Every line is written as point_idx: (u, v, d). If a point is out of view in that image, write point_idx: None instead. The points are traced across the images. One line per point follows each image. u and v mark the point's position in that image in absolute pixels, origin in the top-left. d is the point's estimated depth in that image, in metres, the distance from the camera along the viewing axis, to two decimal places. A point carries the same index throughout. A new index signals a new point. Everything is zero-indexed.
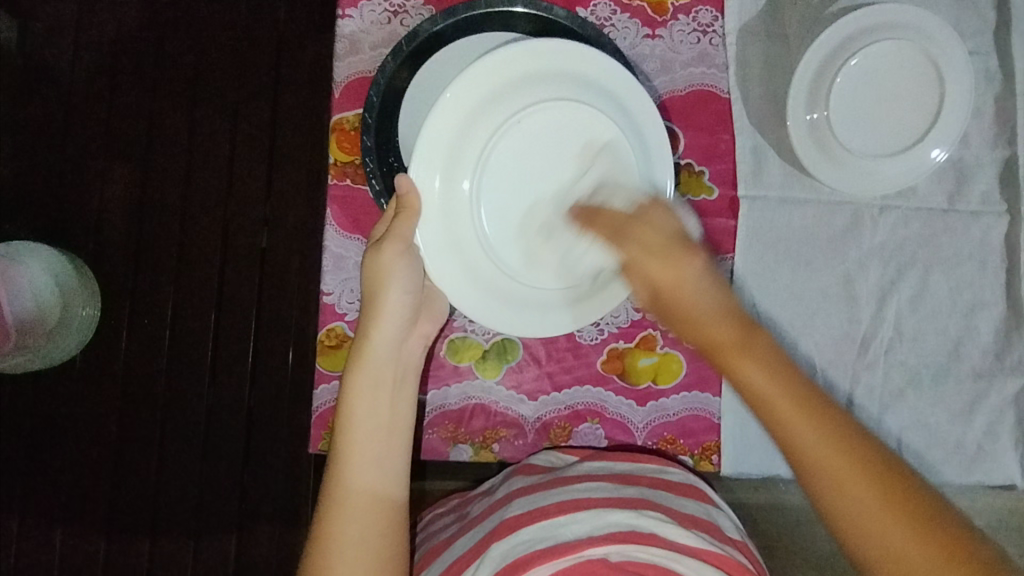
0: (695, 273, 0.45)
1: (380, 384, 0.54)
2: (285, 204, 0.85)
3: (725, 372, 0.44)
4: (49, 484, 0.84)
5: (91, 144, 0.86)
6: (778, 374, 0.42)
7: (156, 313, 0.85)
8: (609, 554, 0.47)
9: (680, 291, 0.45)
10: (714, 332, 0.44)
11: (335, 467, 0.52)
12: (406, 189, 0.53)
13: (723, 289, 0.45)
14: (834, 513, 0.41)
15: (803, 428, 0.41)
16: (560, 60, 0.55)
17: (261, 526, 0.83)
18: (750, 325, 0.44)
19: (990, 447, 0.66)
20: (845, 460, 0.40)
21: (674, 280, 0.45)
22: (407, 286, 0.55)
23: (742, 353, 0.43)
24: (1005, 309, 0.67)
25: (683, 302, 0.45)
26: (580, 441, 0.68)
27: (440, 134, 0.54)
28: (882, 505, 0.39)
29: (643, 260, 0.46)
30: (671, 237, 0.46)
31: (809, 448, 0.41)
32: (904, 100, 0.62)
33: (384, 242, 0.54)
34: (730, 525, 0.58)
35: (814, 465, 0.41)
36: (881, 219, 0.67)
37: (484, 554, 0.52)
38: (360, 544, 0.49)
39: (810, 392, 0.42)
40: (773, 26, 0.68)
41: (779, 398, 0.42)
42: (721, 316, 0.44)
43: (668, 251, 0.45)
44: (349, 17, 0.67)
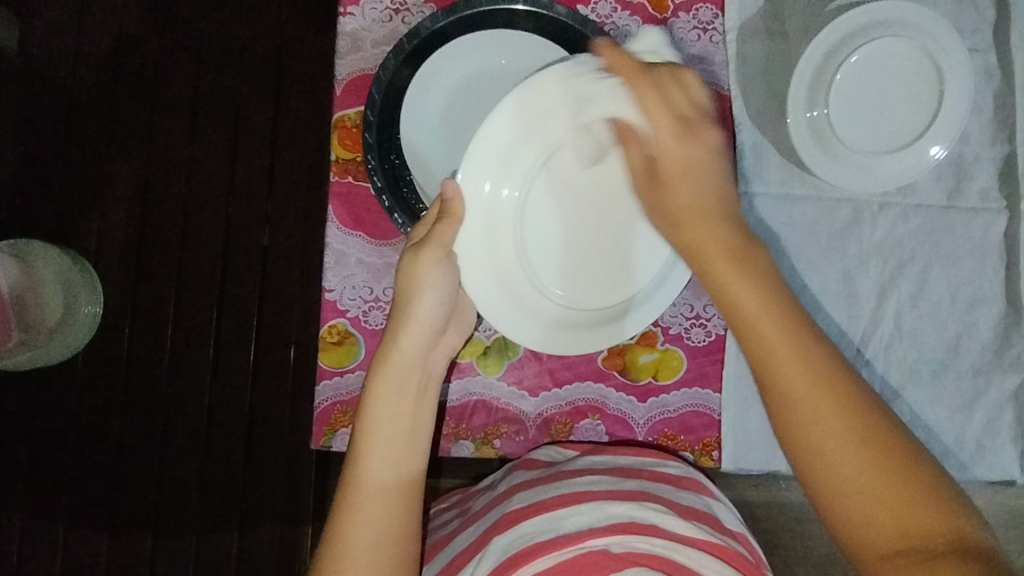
0: (709, 156, 0.50)
1: (402, 391, 0.54)
2: (286, 203, 0.86)
3: (705, 264, 0.49)
4: (50, 480, 0.84)
5: (93, 143, 0.87)
6: (758, 289, 0.47)
7: (158, 310, 0.85)
8: (610, 545, 0.47)
9: (688, 167, 0.50)
10: (704, 221, 0.50)
11: (353, 467, 0.53)
12: (452, 194, 0.51)
13: (723, 192, 0.51)
14: (802, 430, 0.44)
15: (788, 356, 0.45)
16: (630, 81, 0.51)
17: (263, 523, 0.83)
18: (748, 250, 0.48)
19: (989, 442, 0.66)
20: (819, 391, 0.44)
21: (683, 160, 0.50)
22: (441, 295, 0.55)
23: (728, 256, 0.48)
24: (1004, 305, 0.67)
25: (679, 185, 0.50)
26: (581, 437, 0.69)
27: (491, 144, 0.51)
28: (841, 425, 0.43)
29: (663, 144, 0.50)
30: (701, 117, 0.51)
31: (790, 377, 0.45)
32: (903, 98, 0.62)
33: (421, 249, 0.53)
34: (730, 517, 0.58)
35: (788, 382, 0.45)
36: (881, 215, 0.67)
37: (485, 546, 0.52)
38: (373, 547, 0.50)
39: (790, 320, 0.46)
40: (773, 23, 0.68)
41: (762, 302, 0.46)
42: (711, 223, 0.50)
43: (700, 129, 0.50)
44: (350, 15, 0.68)
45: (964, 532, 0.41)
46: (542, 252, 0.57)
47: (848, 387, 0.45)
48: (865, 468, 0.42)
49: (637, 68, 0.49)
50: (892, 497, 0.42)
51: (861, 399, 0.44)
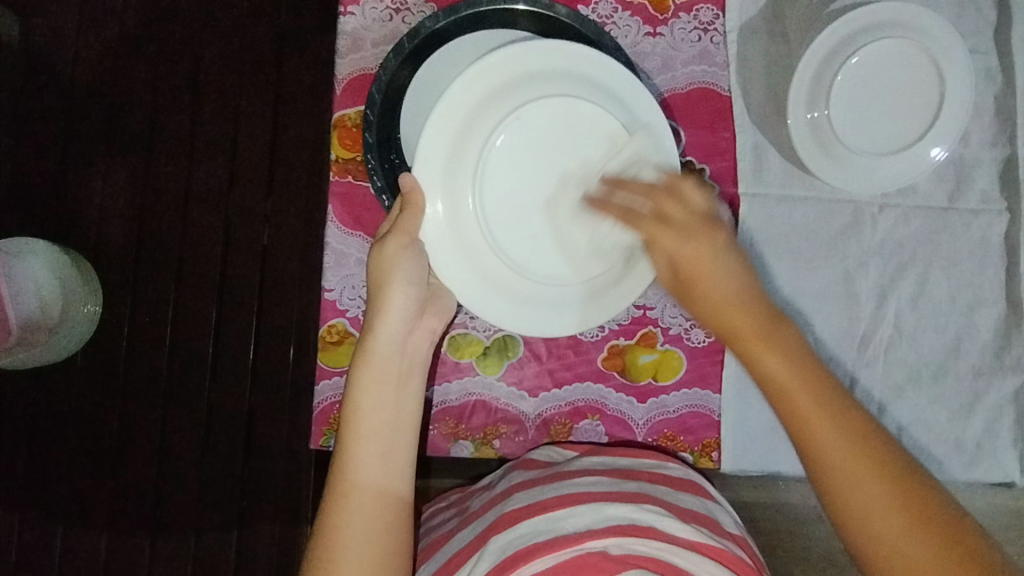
0: (715, 254, 0.50)
1: (385, 380, 0.54)
2: (285, 200, 0.86)
3: (745, 355, 0.49)
4: (50, 479, 0.84)
5: (94, 143, 0.87)
6: (796, 356, 0.48)
7: (158, 309, 0.85)
8: (608, 547, 0.47)
9: (702, 269, 0.50)
10: (738, 313, 0.49)
11: (341, 460, 0.52)
12: (410, 187, 0.54)
13: (743, 279, 0.50)
14: (848, 517, 0.45)
15: (821, 412, 0.46)
16: (546, 59, 0.55)
17: (262, 522, 0.83)
18: (777, 317, 0.49)
19: (989, 444, 0.66)
20: (871, 488, 0.44)
21: (696, 261, 0.50)
22: (412, 279, 0.55)
23: (766, 342, 0.48)
24: (1004, 306, 0.67)
25: (703, 282, 0.50)
26: (581, 437, 0.69)
27: (436, 145, 0.55)
28: (890, 491, 0.44)
29: (669, 243, 0.51)
30: (700, 214, 0.52)
31: (836, 469, 0.45)
32: (904, 99, 0.62)
33: (388, 236, 0.55)
34: (729, 519, 0.58)
35: (834, 446, 0.45)
36: (881, 217, 0.67)
37: (483, 547, 0.52)
38: (363, 540, 0.49)
39: (831, 398, 0.47)
40: (774, 25, 0.68)
41: (796, 375, 0.47)
42: (741, 303, 0.49)
43: (694, 227, 0.51)
44: (350, 14, 0.68)
45: None
46: (513, 245, 0.58)
47: (902, 465, 0.45)
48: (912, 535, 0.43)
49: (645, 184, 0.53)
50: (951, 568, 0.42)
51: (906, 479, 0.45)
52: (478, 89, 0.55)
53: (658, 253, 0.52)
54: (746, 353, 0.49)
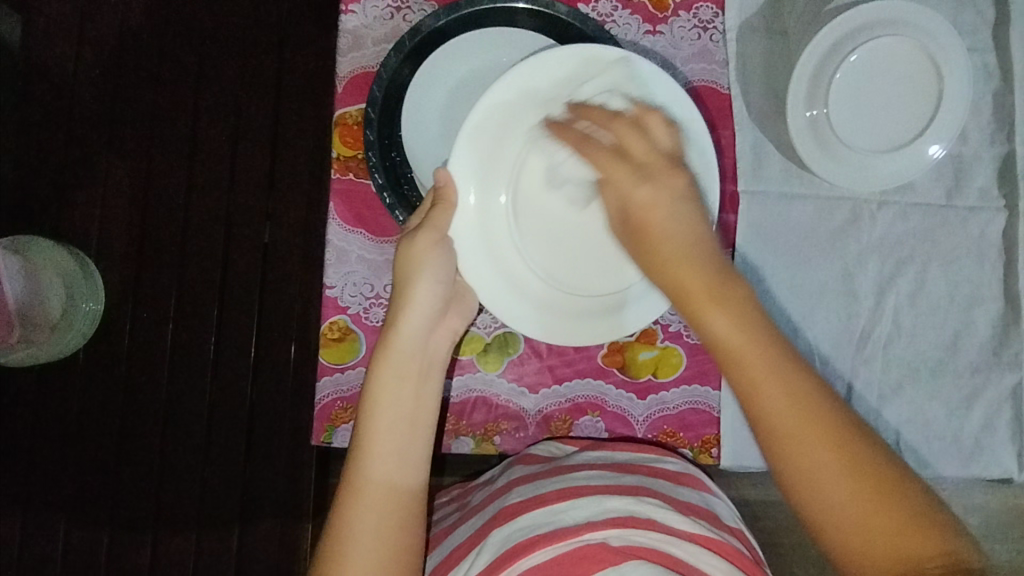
0: (673, 197, 0.49)
1: (404, 376, 0.54)
2: (287, 198, 0.86)
3: (689, 312, 0.47)
4: (51, 476, 0.84)
5: (96, 141, 0.87)
6: (745, 316, 0.45)
7: (159, 307, 0.86)
8: (608, 538, 0.47)
9: (655, 211, 0.49)
10: (685, 264, 0.47)
11: (357, 453, 0.52)
12: (445, 181, 0.55)
13: (696, 223, 0.49)
14: (797, 470, 0.43)
15: (767, 371, 0.44)
16: (596, 68, 0.55)
17: (263, 518, 0.83)
18: (728, 276, 0.46)
19: (987, 441, 0.67)
20: (814, 431, 0.43)
21: (650, 206, 0.49)
22: (438, 276, 0.56)
23: (713, 299, 0.45)
24: (1002, 303, 0.68)
25: (654, 226, 0.49)
26: (581, 433, 0.69)
27: (476, 142, 0.55)
28: (831, 454, 0.43)
29: (627, 186, 0.50)
30: (665, 154, 0.51)
31: (778, 416, 0.44)
32: (901, 97, 0.62)
33: (418, 231, 0.55)
34: (728, 513, 0.58)
35: (774, 407, 0.44)
36: (880, 214, 0.68)
37: (483, 539, 0.52)
38: (375, 533, 0.50)
39: (777, 345, 0.45)
40: (773, 23, 0.69)
41: (744, 336, 0.44)
42: (687, 254, 0.48)
43: (656, 167, 0.50)
44: (352, 13, 0.68)
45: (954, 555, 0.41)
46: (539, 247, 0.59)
47: (843, 425, 0.44)
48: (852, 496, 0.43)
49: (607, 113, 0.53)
50: (884, 526, 0.42)
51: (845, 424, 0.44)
52: (523, 90, 0.55)
53: (616, 192, 0.51)
54: (694, 302, 0.46)
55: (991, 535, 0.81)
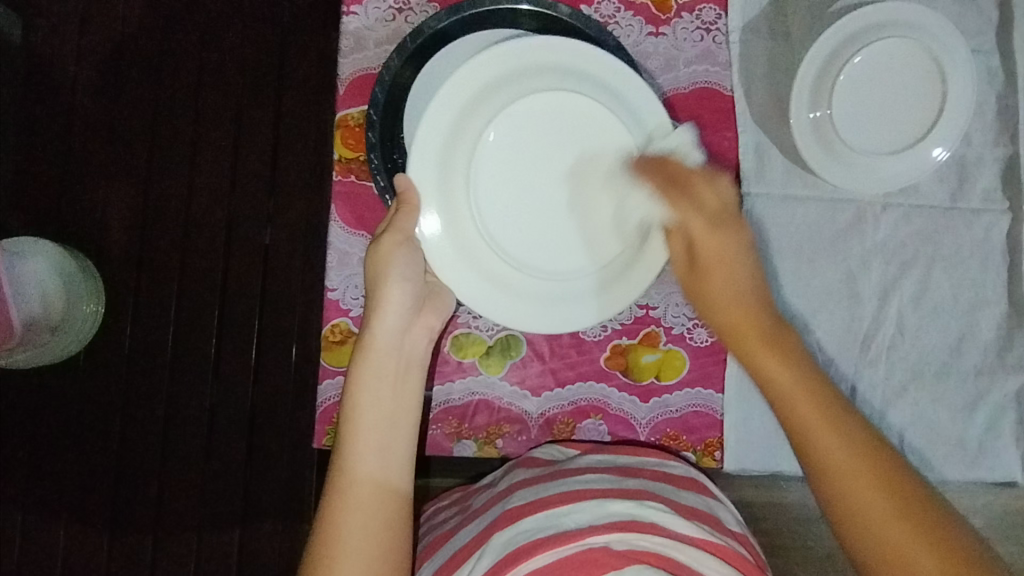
0: (738, 253, 0.56)
1: (382, 373, 0.55)
2: (287, 201, 0.86)
3: (747, 356, 0.54)
4: (51, 479, 0.84)
5: (96, 144, 0.87)
6: (794, 364, 0.52)
7: (160, 309, 0.85)
8: (610, 542, 0.47)
9: (723, 264, 0.56)
10: (738, 317, 0.55)
11: (340, 455, 0.52)
12: (405, 186, 0.55)
13: (755, 283, 0.56)
14: (849, 508, 0.46)
15: (820, 418, 0.49)
16: (532, 57, 0.56)
17: (264, 521, 0.83)
18: (781, 331, 0.54)
19: (991, 444, 0.66)
20: (864, 470, 0.47)
21: (717, 253, 0.56)
22: (406, 275, 0.56)
23: (768, 348, 0.53)
24: (1006, 305, 0.67)
25: (717, 272, 0.56)
26: (583, 436, 0.69)
27: (430, 144, 0.55)
28: (884, 500, 0.46)
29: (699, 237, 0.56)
30: (727, 213, 0.57)
31: (825, 448, 0.48)
32: (906, 99, 0.62)
33: (384, 234, 0.56)
34: (731, 517, 0.58)
35: (828, 449, 0.48)
36: (883, 216, 0.67)
37: (484, 544, 0.52)
38: (363, 533, 0.49)
39: (833, 399, 0.50)
40: (776, 24, 0.68)
41: (797, 386, 0.51)
42: (749, 311, 0.55)
43: (723, 223, 0.56)
44: (354, 14, 0.68)
45: None
46: (511, 240, 0.59)
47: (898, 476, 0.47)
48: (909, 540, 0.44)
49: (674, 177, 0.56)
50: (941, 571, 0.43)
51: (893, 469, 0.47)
52: (467, 91, 0.55)
53: (686, 235, 0.56)
54: (751, 351, 0.54)
55: (994, 538, 0.80)
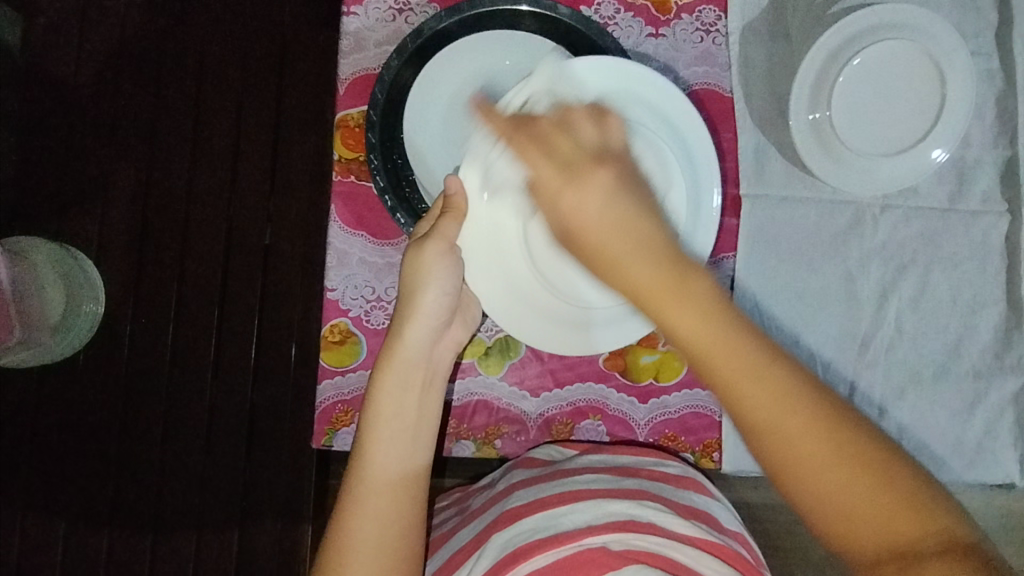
0: (608, 191, 0.44)
1: (411, 384, 0.55)
2: (287, 202, 0.86)
3: (654, 314, 0.41)
4: (50, 478, 0.84)
5: (98, 145, 0.87)
6: (704, 311, 0.40)
7: (160, 309, 0.85)
8: (608, 543, 0.47)
9: (584, 221, 0.45)
10: (637, 266, 0.42)
11: (359, 461, 0.53)
12: (455, 189, 0.53)
13: (637, 218, 0.44)
14: (780, 460, 0.39)
15: (740, 371, 0.39)
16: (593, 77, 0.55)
17: (263, 520, 0.83)
18: (687, 271, 0.41)
19: (989, 445, 0.67)
20: (795, 417, 0.38)
21: (596, 214, 0.44)
22: (446, 287, 0.56)
23: (677, 297, 0.40)
24: (1005, 307, 0.67)
25: (593, 235, 0.44)
26: (582, 437, 0.69)
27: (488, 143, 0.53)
28: (815, 445, 0.38)
29: (564, 198, 0.45)
30: (590, 151, 0.47)
31: (747, 392, 0.39)
32: (905, 100, 0.62)
33: (426, 240, 0.54)
34: (729, 517, 0.58)
35: (755, 404, 0.39)
36: (882, 217, 0.67)
37: (483, 544, 0.52)
38: (376, 541, 0.50)
39: (750, 335, 0.40)
40: (776, 26, 0.69)
41: (710, 335, 0.39)
42: (646, 250, 0.42)
43: (587, 171, 0.45)
44: (354, 15, 0.68)
45: (950, 530, 0.37)
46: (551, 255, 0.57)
47: (825, 407, 0.39)
48: (845, 482, 0.38)
49: (510, 120, 0.49)
50: (878, 509, 0.37)
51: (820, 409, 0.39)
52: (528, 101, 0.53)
53: (554, 207, 0.46)
54: (662, 318, 0.41)
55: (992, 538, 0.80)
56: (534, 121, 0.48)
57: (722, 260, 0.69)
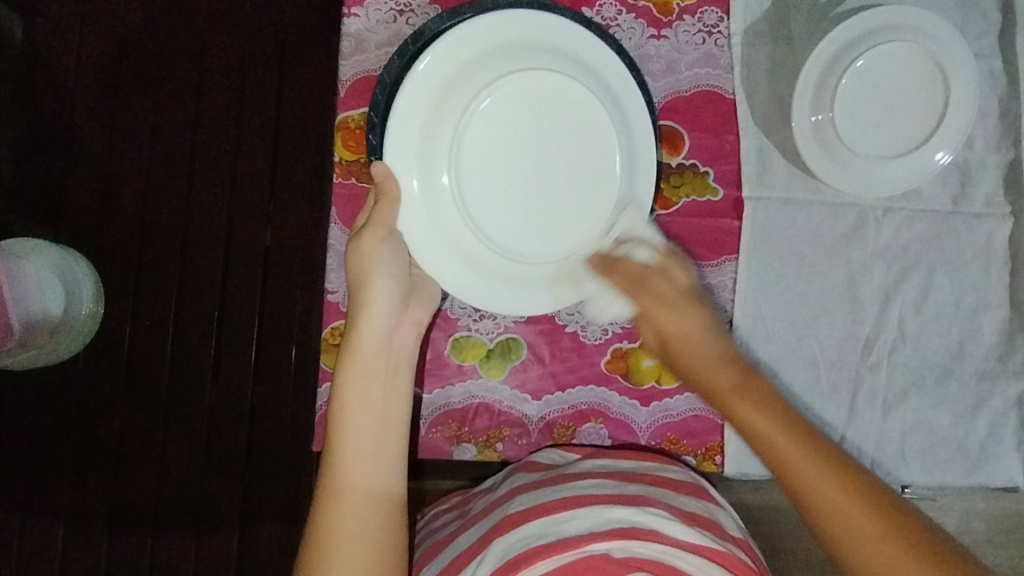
0: (700, 324, 0.59)
1: (370, 376, 0.54)
2: (287, 202, 0.86)
3: (727, 411, 0.55)
4: (50, 481, 0.84)
5: (97, 146, 0.86)
6: (765, 406, 0.53)
7: (160, 311, 0.85)
8: (611, 550, 0.47)
9: (688, 341, 0.58)
10: (715, 375, 0.56)
11: (332, 461, 0.52)
12: (382, 175, 0.55)
13: (722, 344, 0.58)
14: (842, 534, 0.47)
15: (800, 456, 0.50)
16: (493, 39, 0.58)
17: (264, 522, 0.83)
18: (750, 372, 0.56)
19: (992, 449, 0.66)
20: (848, 493, 0.47)
21: (683, 331, 0.59)
22: (393, 273, 0.55)
23: (739, 395, 0.54)
24: (1008, 310, 0.67)
25: (688, 347, 0.58)
26: (583, 440, 0.69)
27: (409, 126, 0.58)
28: (872, 521, 0.46)
29: (661, 316, 0.59)
30: (686, 291, 0.60)
31: (800, 463, 0.49)
32: (907, 103, 0.62)
33: (365, 230, 0.55)
34: (732, 523, 0.58)
35: (814, 481, 0.48)
36: (885, 220, 0.67)
37: (485, 550, 0.52)
38: (356, 536, 0.49)
39: (806, 429, 0.52)
40: (778, 27, 0.68)
41: (767, 423, 0.52)
42: (717, 366, 0.57)
43: (681, 302, 0.59)
44: (355, 16, 0.67)
45: None
46: (494, 223, 0.60)
47: (883, 498, 0.47)
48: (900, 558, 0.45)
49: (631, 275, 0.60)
50: None
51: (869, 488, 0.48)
52: (437, 79, 0.58)
53: (654, 325, 0.59)
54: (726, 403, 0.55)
55: (994, 541, 0.80)
56: (644, 272, 0.60)
57: (725, 263, 0.68)
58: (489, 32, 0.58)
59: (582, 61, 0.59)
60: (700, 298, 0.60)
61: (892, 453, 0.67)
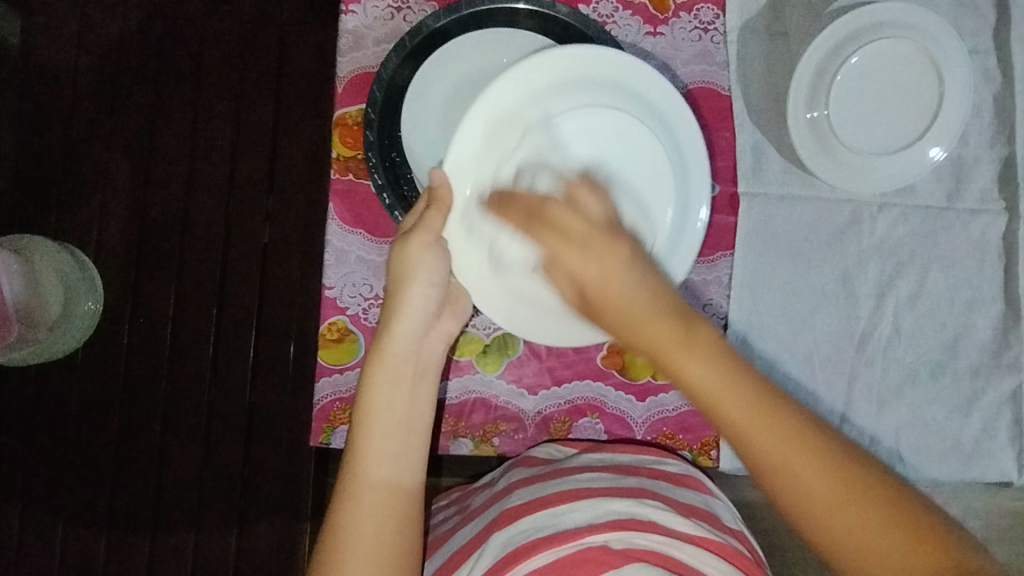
0: (623, 263, 0.45)
1: (397, 382, 0.54)
2: (286, 198, 0.86)
3: (665, 368, 0.42)
4: (49, 477, 0.84)
5: (97, 144, 0.87)
6: (716, 361, 0.41)
7: (158, 307, 0.85)
8: (610, 541, 0.47)
9: (608, 287, 0.44)
10: (653, 326, 0.42)
11: (351, 459, 0.52)
12: (440, 181, 0.53)
13: (654, 281, 0.44)
14: (794, 493, 0.40)
15: (747, 418, 0.40)
16: (576, 66, 0.55)
17: (263, 517, 0.83)
18: (693, 318, 0.43)
19: (987, 444, 0.67)
20: (800, 451, 0.40)
21: (601, 277, 0.45)
22: (432, 280, 0.55)
23: (686, 351, 0.41)
24: (1002, 306, 0.67)
25: (612, 297, 0.44)
26: (580, 435, 0.69)
27: (473, 140, 0.54)
28: (824, 467, 0.40)
29: (567, 256, 0.46)
30: (596, 222, 0.47)
31: (753, 428, 0.40)
32: (902, 99, 0.62)
33: (411, 234, 0.54)
34: (728, 514, 0.58)
35: (772, 457, 0.40)
36: (880, 217, 0.67)
37: (483, 544, 0.52)
38: (373, 536, 0.49)
39: (755, 383, 0.41)
40: (774, 24, 0.68)
41: (719, 381, 0.41)
42: (656, 317, 0.43)
43: (593, 236, 0.46)
44: (352, 13, 0.68)
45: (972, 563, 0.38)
46: None
47: (833, 449, 0.40)
48: (855, 512, 0.39)
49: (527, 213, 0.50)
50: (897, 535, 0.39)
51: (830, 449, 0.40)
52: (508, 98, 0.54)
53: (566, 270, 0.47)
54: (670, 365, 0.42)
55: (991, 537, 0.80)
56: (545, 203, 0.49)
57: (721, 259, 0.69)
58: (576, 62, 0.55)
59: (654, 109, 0.58)
60: (611, 222, 0.48)
61: (886, 448, 0.67)
